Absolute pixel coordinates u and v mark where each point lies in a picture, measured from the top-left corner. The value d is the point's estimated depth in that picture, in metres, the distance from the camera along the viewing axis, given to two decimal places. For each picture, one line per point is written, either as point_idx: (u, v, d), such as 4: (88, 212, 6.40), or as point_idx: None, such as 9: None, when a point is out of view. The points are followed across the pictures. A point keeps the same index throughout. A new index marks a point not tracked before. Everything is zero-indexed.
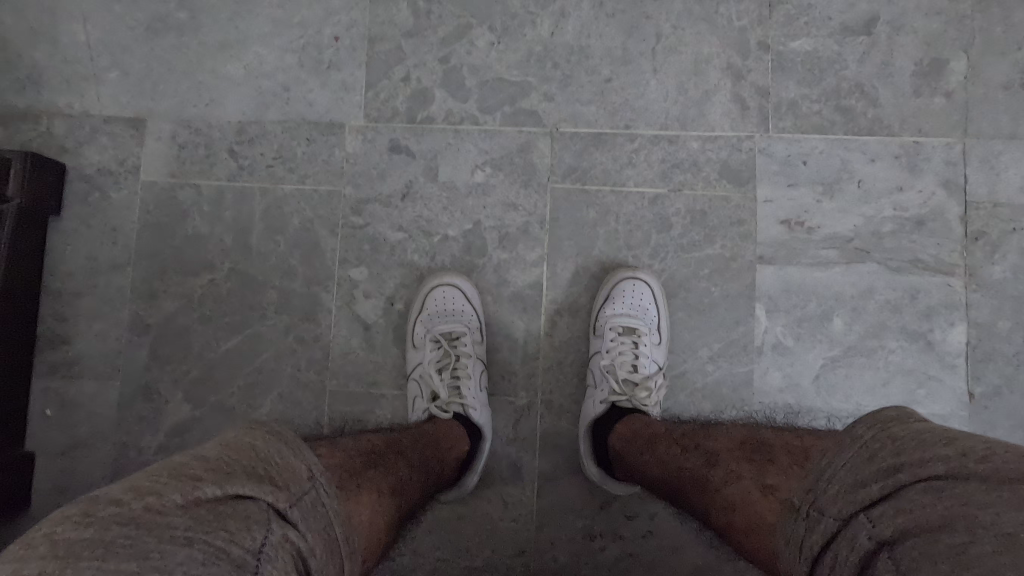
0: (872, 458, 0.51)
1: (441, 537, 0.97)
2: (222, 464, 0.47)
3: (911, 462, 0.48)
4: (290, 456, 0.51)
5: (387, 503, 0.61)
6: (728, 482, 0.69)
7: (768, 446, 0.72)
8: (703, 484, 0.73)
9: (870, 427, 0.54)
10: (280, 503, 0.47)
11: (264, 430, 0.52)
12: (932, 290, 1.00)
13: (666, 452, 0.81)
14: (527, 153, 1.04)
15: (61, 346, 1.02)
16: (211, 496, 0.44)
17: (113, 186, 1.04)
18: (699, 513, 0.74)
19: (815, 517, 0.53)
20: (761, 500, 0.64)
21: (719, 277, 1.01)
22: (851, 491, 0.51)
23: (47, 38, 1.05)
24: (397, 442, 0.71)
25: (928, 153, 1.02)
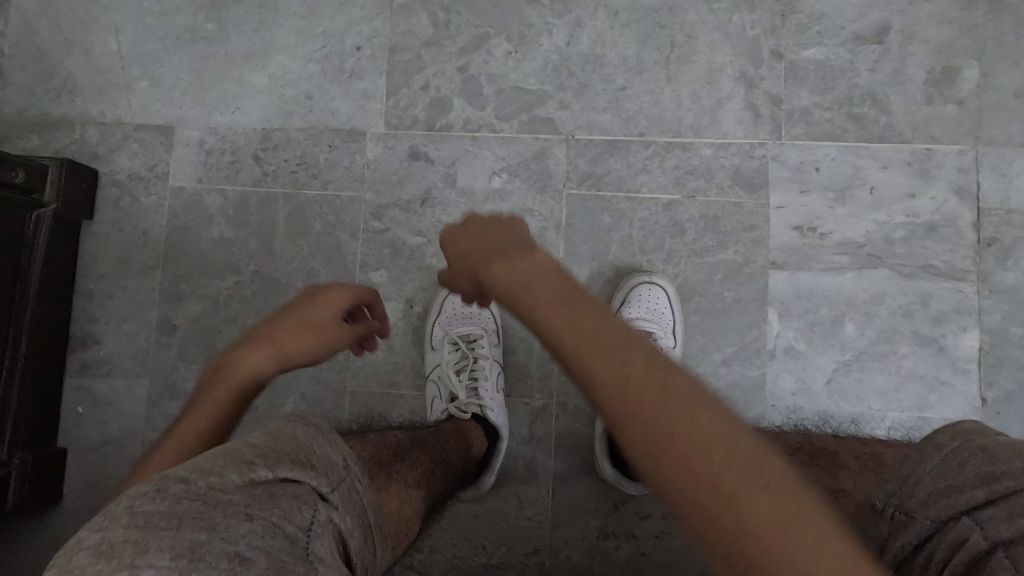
0: (963, 467, 0.47)
1: (458, 536, 0.99)
2: (269, 450, 0.47)
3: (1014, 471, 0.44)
4: (328, 446, 0.51)
5: (413, 496, 0.63)
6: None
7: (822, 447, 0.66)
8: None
9: (951, 437, 0.50)
10: (324, 489, 0.48)
11: (302, 419, 0.52)
12: (944, 295, 1.01)
13: None
14: (543, 159, 1.06)
15: (92, 345, 1.05)
16: (265, 478, 0.45)
17: (143, 191, 1.08)
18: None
19: (904, 520, 0.49)
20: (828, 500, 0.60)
21: (732, 282, 1.03)
22: (948, 496, 0.46)
23: (81, 49, 1.09)
24: (420, 438, 0.74)
25: (940, 160, 1.03)
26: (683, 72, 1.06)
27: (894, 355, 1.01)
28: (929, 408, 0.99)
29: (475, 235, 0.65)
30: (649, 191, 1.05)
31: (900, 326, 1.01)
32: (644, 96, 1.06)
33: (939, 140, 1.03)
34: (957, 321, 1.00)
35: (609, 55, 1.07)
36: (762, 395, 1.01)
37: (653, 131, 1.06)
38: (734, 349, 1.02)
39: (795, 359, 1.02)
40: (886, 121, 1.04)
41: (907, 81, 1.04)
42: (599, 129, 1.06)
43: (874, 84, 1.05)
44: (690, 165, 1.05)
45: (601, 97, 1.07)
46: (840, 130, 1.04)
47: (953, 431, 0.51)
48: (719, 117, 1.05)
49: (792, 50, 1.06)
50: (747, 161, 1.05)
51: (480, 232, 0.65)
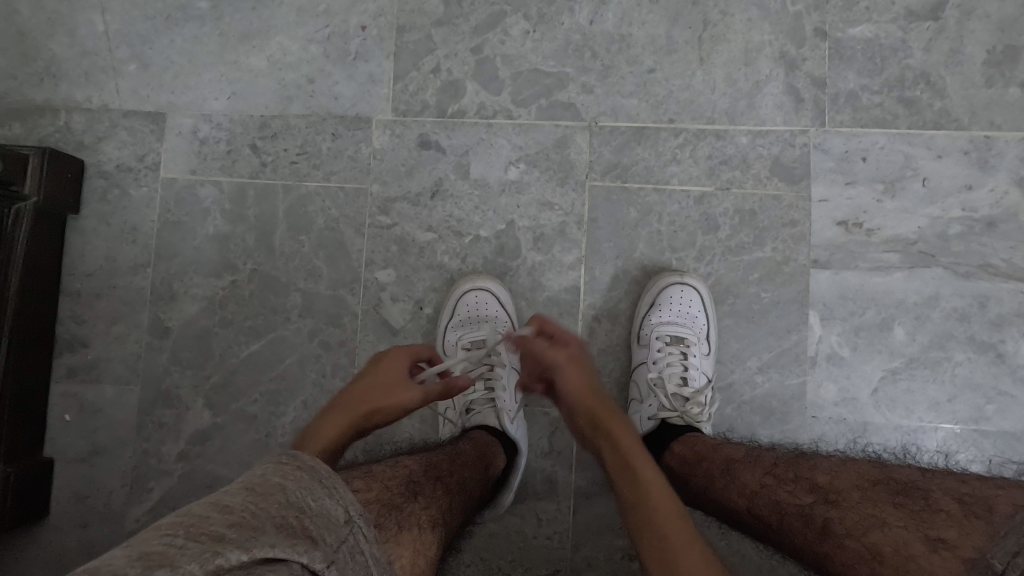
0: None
1: (472, 557, 0.91)
2: (247, 515, 0.39)
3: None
4: (325, 498, 0.43)
5: (430, 537, 0.55)
6: (866, 526, 0.53)
7: (915, 487, 0.55)
8: (822, 527, 0.56)
9: None
10: (316, 564, 0.39)
11: (294, 466, 0.44)
12: (1003, 298, 0.92)
13: (755, 481, 0.65)
14: (564, 148, 0.98)
15: (79, 349, 0.98)
16: (236, 564, 0.36)
17: (132, 183, 1.00)
18: (808, 560, 0.57)
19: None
20: (924, 552, 0.49)
21: (770, 282, 0.95)
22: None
23: (65, 29, 1.01)
24: (435, 466, 0.66)
25: (1001, 148, 0.94)
26: (717, 52, 0.97)
27: (948, 363, 0.92)
28: (986, 420, 0.91)
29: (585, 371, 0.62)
30: (680, 183, 0.96)
31: (955, 332, 0.92)
32: (674, 79, 0.97)
33: (999, 127, 0.94)
34: (1018, 325, 0.92)
35: (636, 34, 0.98)
36: (802, 405, 0.93)
37: (684, 117, 0.97)
38: (772, 355, 0.94)
39: (839, 366, 0.93)
40: (941, 105, 0.95)
41: (965, 61, 0.95)
42: (624, 114, 0.98)
43: (928, 65, 0.95)
44: (724, 154, 0.96)
45: (627, 81, 0.98)
46: (890, 116, 0.95)
47: None
48: (756, 101, 0.97)
49: (837, 27, 0.97)
50: (787, 149, 0.96)
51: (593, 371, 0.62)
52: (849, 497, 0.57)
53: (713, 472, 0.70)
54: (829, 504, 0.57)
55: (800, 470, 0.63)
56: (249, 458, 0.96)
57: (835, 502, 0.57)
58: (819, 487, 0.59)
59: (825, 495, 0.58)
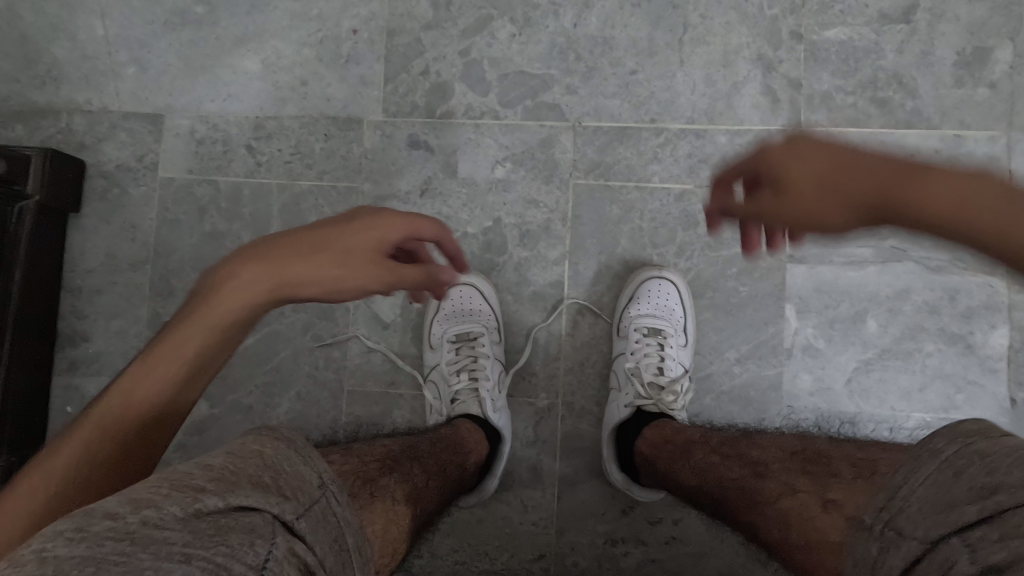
0: (960, 475, 0.41)
1: (460, 541, 0.95)
2: (226, 472, 0.42)
3: (1011, 482, 0.38)
4: (300, 465, 0.47)
5: (403, 510, 0.59)
6: (782, 495, 0.60)
7: (819, 457, 0.63)
8: (751, 498, 0.62)
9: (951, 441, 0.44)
10: (288, 515, 0.42)
11: (273, 437, 0.48)
12: (973, 290, 0.96)
13: (704, 460, 0.71)
14: (549, 147, 1.01)
15: (81, 343, 1.02)
16: (214, 508, 0.39)
17: (131, 182, 1.04)
18: (743, 527, 0.63)
19: (894, 538, 0.43)
20: (822, 515, 0.54)
21: (748, 277, 0.98)
22: (941, 511, 0.40)
23: (66, 34, 1.05)
24: (410, 448, 0.71)
25: (970, 146, 0.97)
26: (697, 54, 1.01)
27: (920, 354, 0.95)
28: (956, 409, 0.94)
29: (841, 170, 0.71)
30: (661, 181, 1.00)
31: (925, 323, 0.96)
32: (656, 80, 1.01)
33: (969, 125, 0.97)
34: (986, 317, 0.95)
35: (618, 37, 1.01)
36: (779, 395, 0.96)
37: (665, 118, 1.00)
38: (749, 347, 0.97)
39: (814, 357, 0.96)
40: (912, 104, 0.98)
41: (937, 62, 0.98)
42: (607, 115, 1.01)
43: (901, 67, 0.99)
44: (704, 153, 0.99)
45: (610, 82, 1.01)
46: (864, 116, 0.99)
47: (958, 433, 0.45)
48: (735, 102, 1.00)
49: (813, 30, 1.00)
50: (764, 148, 0.99)
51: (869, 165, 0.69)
52: (772, 468, 0.64)
53: (671, 452, 0.77)
54: (756, 476, 0.64)
55: (739, 447, 0.71)
56: None
57: (763, 475, 0.63)
58: (752, 462, 0.66)
59: (756, 468, 0.65)
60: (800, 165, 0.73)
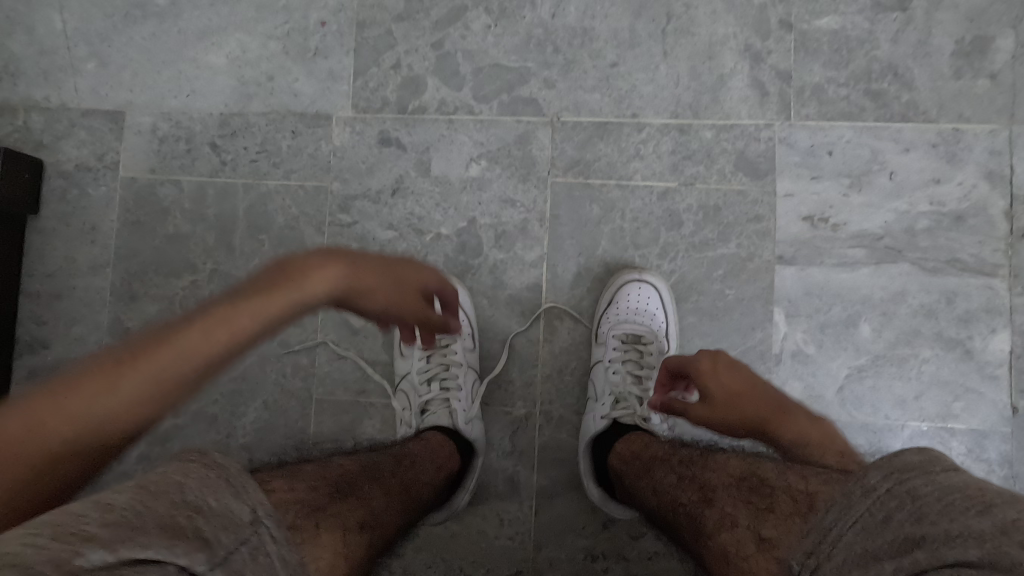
0: (888, 521, 0.41)
1: (433, 557, 0.91)
2: (129, 513, 0.39)
3: (934, 536, 0.38)
4: (228, 498, 0.44)
5: (355, 540, 0.56)
6: (720, 527, 0.54)
7: (765, 483, 0.55)
8: (697, 527, 0.57)
9: (886, 479, 0.44)
10: (196, 565, 0.39)
11: (201, 465, 0.46)
12: (972, 293, 0.91)
13: (664, 480, 0.66)
14: (526, 144, 0.96)
15: (39, 351, 0.98)
16: (102, 561, 0.35)
17: (91, 182, 0.99)
18: (694, 556, 0.59)
19: None
20: (754, 555, 0.49)
21: (735, 279, 0.93)
22: (860, 565, 0.41)
23: (23, 28, 1.00)
24: (377, 467, 0.67)
25: (969, 142, 0.92)
26: (680, 45, 0.96)
27: (915, 360, 0.91)
28: (953, 418, 0.89)
29: (742, 386, 0.69)
30: (643, 179, 0.95)
31: (921, 328, 0.91)
32: (638, 73, 0.96)
33: (968, 119, 0.92)
34: (986, 321, 0.90)
35: (598, 27, 0.97)
36: None
37: (647, 112, 0.95)
38: (736, 353, 0.92)
39: (804, 364, 0.92)
40: (908, 97, 0.93)
41: (934, 52, 0.93)
42: (587, 110, 0.96)
43: (896, 57, 0.93)
44: (688, 149, 0.95)
45: (589, 76, 0.96)
46: (856, 109, 0.94)
47: (891, 468, 0.45)
48: (721, 95, 0.95)
49: (804, 19, 0.95)
50: (752, 144, 0.94)
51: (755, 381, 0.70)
52: (720, 494, 0.57)
53: (636, 468, 0.73)
54: (702, 503, 0.58)
55: (696, 468, 0.64)
56: None
57: (709, 502, 0.57)
58: (701, 485, 0.60)
59: (705, 494, 0.58)
60: (738, 380, 0.70)
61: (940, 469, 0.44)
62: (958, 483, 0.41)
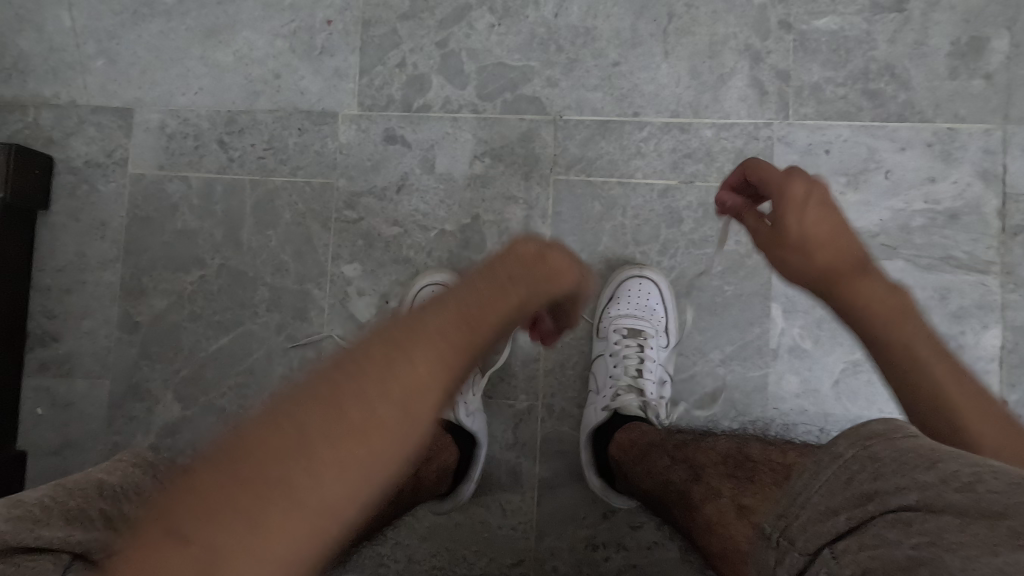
0: (850, 482, 0.42)
1: (437, 547, 0.93)
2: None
3: (886, 489, 0.40)
4: (158, 493, 0.48)
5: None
6: (706, 499, 0.60)
7: (750, 462, 0.62)
8: (687, 502, 0.62)
9: (851, 445, 0.44)
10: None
11: None
12: (965, 289, 0.93)
13: (655, 463, 0.70)
14: (529, 142, 0.98)
15: (51, 344, 0.99)
16: None
17: (101, 178, 1.01)
18: (682, 531, 0.63)
19: (785, 547, 0.44)
20: (735, 522, 0.55)
21: (733, 275, 0.95)
22: (820, 521, 0.42)
23: (32, 25, 1.02)
24: None
25: (964, 141, 0.94)
26: (682, 44, 0.97)
27: None
28: None
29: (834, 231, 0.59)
30: (644, 176, 0.97)
31: None
32: (639, 72, 0.97)
33: (963, 119, 0.94)
34: (979, 317, 0.92)
35: (601, 27, 0.98)
36: (764, 397, 0.94)
37: (649, 111, 0.97)
38: (734, 347, 0.94)
39: (801, 358, 0.94)
40: (905, 97, 0.95)
41: (930, 53, 0.95)
42: (589, 108, 0.98)
43: (892, 58, 0.95)
44: (689, 148, 0.96)
45: (591, 75, 0.98)
46: (854, 108, 0.95)
47: (856, 434, 0.45)
48: (721, 95, 0.97)
49: (803, 20, 0.96)
50: (751, 143, 0.96)
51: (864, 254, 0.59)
52: (708, 473, 0.62)
53: (631, 455, 0.76)
54: (691, 479, 0.63)
55: (686, 451, 0.68)
56: None
57: (698, 477, 0.63)
58: (692, 464, 0.65)
59: (694, 472, 0.64)
60: (846, 247, 0.59)
61: (900, 434, 0.44)
62: (916, 443, 0.42)
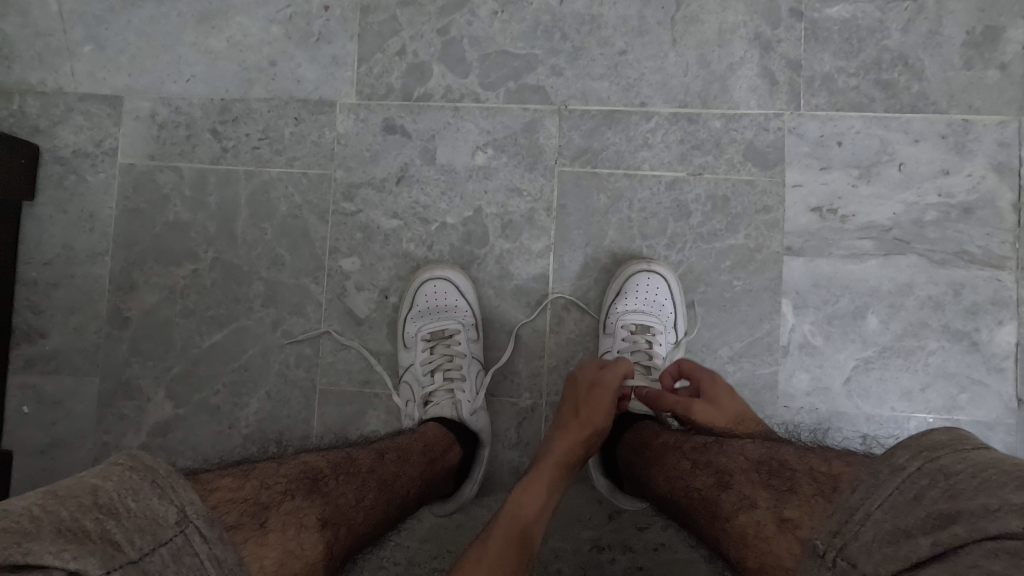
0: (920, 500, 0.41)
1: (438, 549, 0.90)
2: (27, 520, 0.40)
3: (975, 511, 0.37)
4: (151, 499, 0.46)
5: (312, 539, 0.54)
6: (739, 509, 0.55)
7: (786, 467, 0.55)
8: (714, 511, 0.57)
9: (915, 457, 0.43)
10: (90, 570, 0.39)
11: (129, 467, 0.47)
12: (978, 285, 0.91)
13: (675, 468, 0.65)
14: (533, 132, 0.95)
15: (37, 340, 0.96)
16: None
17: (89, 169, 0.97)
18: (709, 541, 0.59)
19: (847, 568, 0.43)
20: (776, 535, 0.50)
21: (742, 270, 0.93)
22: (892, 542, 0.41)
23: (17, 9, 0.98)
24: (354, 459, 0.64)
25: (979, 133, 0.91)
26: (690, 33, 0.94)
27: (921, 352, 0.91)
28: (958, 410, 0.90)
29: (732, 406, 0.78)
30: (651, 168, 0.94)
31: (929, 320, 0.91)
32: (646, 61, 0.95)
33: (978, 110, 0.92)
34: (993, 314, 0.90)
35: (607, 14, 0.95)
36: (774, 395, 0.91)
37: (656, 101, 0.94)
38: (743, 344, 0.92)
39: (812, 355, 0.91)
40: (919, 88, 0.92)
41: (944, 42, 0.92)
42: (594, 98, 0.95)
43: (906, 47, 0.93)
44: (697, 139, 0.94)
45: (597, 63, 0.95)
46: (866, 99, 0.93)
47: (919, 446, 0.44)
48: (730, 84, 0.94)
49: (814, 8, 0.94)
50: (761, 134, 0.93)
51: (743, 411, 0.77)
52: (736, 478, 0.57)
53: (647, 460, 0.71)
54: (718, 487, 0.58)
55: (708, 453, 0.63)
56: (211, 449, 0.94)
57: (726, 485, 0.58)
58: (716, 469, 0.60)
59: (720, 479, 0.58)
60: (729, 400, 0.78)
61: (970, 446, 0.43)
62: (991, 458, 0.41)
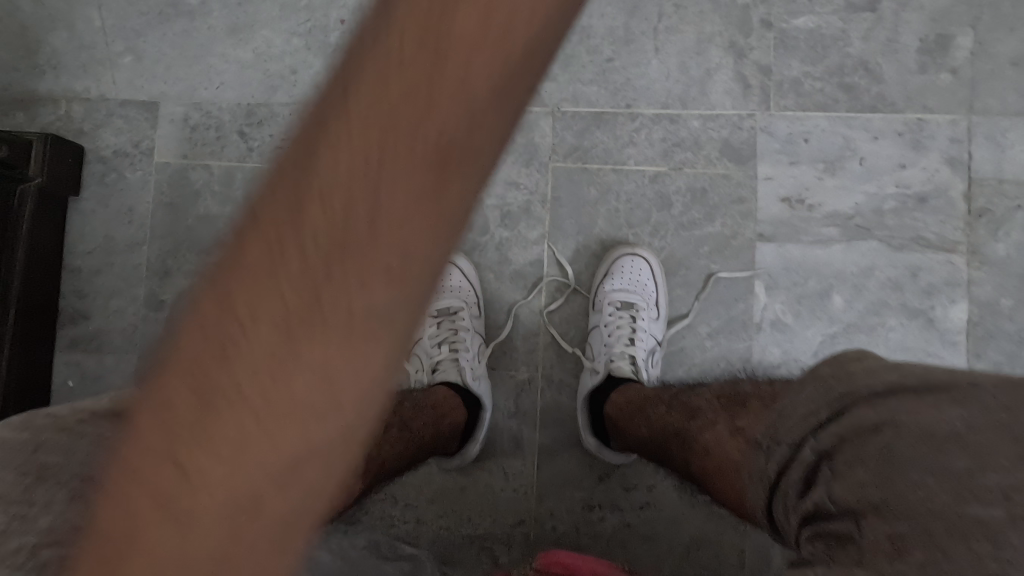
0: (827, 391, 0.55)
1: (444, 509, 0.99)
2: None
3: (858, 391, 0.53)
4: None
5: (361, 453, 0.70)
6: (703, 429, 0.70)
7: (739, 394, 0.72)
8: (684, 434, 0.73)
9: (828, 365, 0.58)
10: None
11: None
12: (933, 267, 1.00)
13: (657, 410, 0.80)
14: (528, 133, 1.05)
15: (81, 321, 1.06)
16: None
17: (128, 167, 1.08)
18: (679, 460, 0.73)
19: (775, 446, 0.57)
20: (729, 441, 0.65)
21: (719, 255, 1.02)
22: (806, 420, 0.55)
23: (63, 24, 1.09)
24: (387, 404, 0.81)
25: (933, 130, 1.01)
26: (671, 42, 1.04)
27: (882, 328, 1.00)
28: None
29: None
30: (636, 164, 1.04)
31: (889, 299, 1.00)
32: (631, 67, 1.05)
33: (931, 110, 1.01)
34: (947, 293, 0.99)
35: (595, 25, 1.05)
36: (749, 368, 1.00)
37: (640, 103, 1.04)
38: (721, 322, 1.01)
39: (782, 332, 1.01)
40: (878, 90, 1.02)
41: (901, 49, 1.02)
42: (585, 101, 1.05)
43: (866, 53, 1.03)
44: (677, 137, 1.04)
45: (586, 70, 1.05)
46: (831, 101, 1.03)
47: (834, 360, 0.58)
48: (707, 88, 1.04)
49: (782, 19, 1.04)
50: (735, 132, 1.03)
51: None
52: (701, 410, 0.74)
53: (629, 407, 0.83)
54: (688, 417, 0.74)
55: (681, 396, 0.80)
56: None
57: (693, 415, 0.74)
58: (687, 406, 0.76)
59: (690, 411, 0.75)
60: None
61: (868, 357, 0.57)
62: (878, 361, 0.56)
